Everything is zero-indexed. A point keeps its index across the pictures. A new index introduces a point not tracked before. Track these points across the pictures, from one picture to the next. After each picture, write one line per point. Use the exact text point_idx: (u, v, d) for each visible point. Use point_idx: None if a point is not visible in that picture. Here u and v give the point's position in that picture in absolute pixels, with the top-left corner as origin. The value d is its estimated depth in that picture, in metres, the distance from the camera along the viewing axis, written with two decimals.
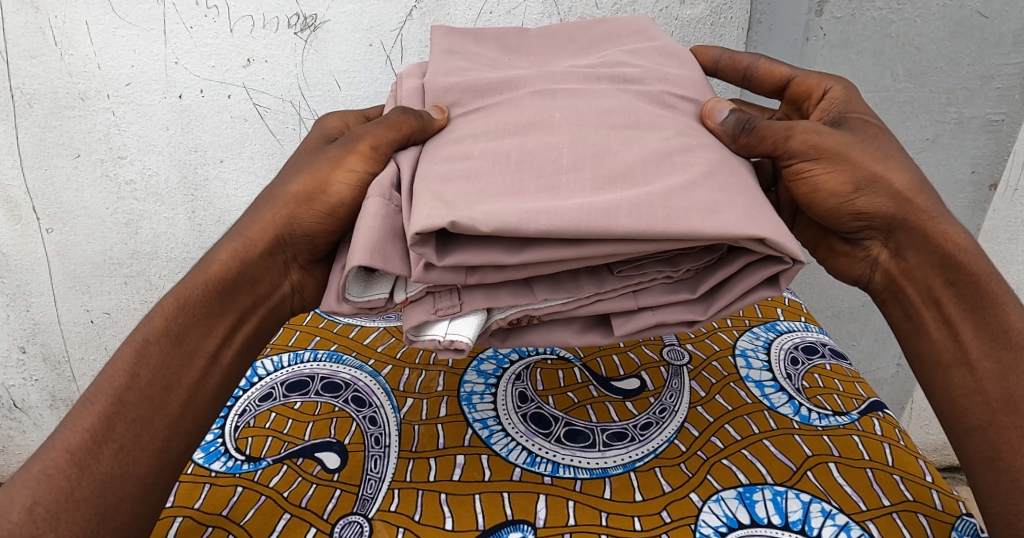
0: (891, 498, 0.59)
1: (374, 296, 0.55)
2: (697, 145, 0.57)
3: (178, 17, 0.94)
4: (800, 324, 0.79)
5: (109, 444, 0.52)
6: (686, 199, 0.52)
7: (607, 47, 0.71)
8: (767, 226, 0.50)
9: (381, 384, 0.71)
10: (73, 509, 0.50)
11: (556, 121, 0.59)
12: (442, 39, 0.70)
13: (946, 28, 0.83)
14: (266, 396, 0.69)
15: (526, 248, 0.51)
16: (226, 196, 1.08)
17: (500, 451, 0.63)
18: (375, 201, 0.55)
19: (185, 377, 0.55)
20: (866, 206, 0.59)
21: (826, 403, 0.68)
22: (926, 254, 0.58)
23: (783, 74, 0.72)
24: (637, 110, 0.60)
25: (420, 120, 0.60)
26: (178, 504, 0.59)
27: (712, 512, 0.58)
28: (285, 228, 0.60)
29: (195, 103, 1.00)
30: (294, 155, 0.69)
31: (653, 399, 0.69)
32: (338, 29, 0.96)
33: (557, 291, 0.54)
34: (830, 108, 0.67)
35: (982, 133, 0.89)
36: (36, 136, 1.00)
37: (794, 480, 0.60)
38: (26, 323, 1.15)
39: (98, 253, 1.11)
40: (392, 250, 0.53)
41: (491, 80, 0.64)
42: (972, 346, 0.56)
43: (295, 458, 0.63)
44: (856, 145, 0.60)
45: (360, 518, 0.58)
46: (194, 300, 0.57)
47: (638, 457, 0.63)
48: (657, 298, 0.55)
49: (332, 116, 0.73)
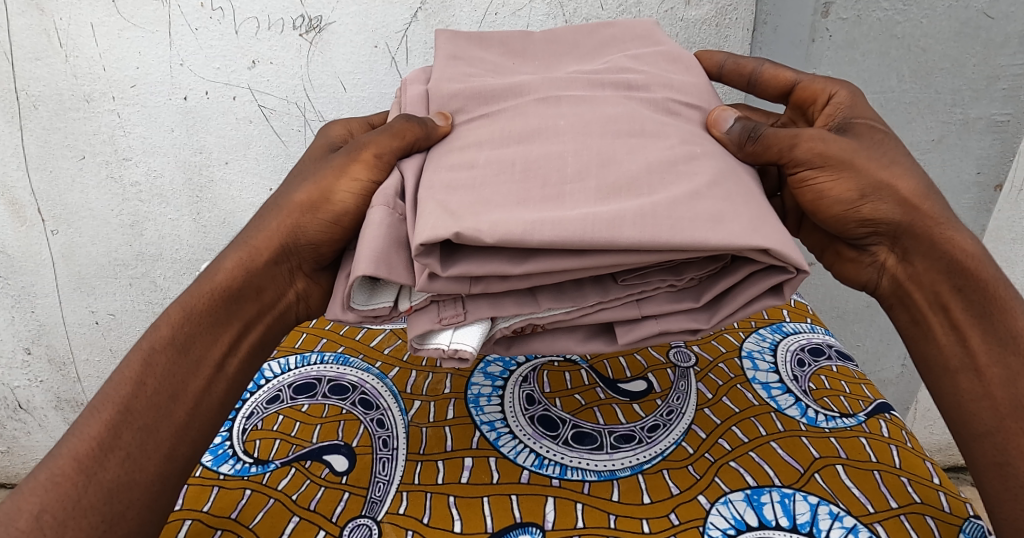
0: (898, 500, 0.59)
1: (378, 304, 0.55)
2: (702, 153, 0.58)
3: (182, 18, 0.94)
4: (806, 325, 0.79)
5: (116, 451, 0.52)
6: (691, 209, 0.52)
7: (612, 52, 0.71)
8: (771, 236, 0.51)
9: (387, 387, 0.71)
10: (80, 516, 0.50)
11: (561, 129, 0.59)
12: (446, 44, 0.70)
13: (952, 29, 0.83)
14: (273, 398, 0.69)
15: (530, 259, 0.51)
16: (230, 197, 1.08)
17: (508, 453, 0.63)
18: (379, 210, 0.54)
19: (191, 385, 0.55)
20: (871, 213, 0.59)
21: (833, 404, 0.68)
22: (933, 260, 0.58)
23: (788, 79, 0.72)
24: (642, 118, 0.60)
25: (424, 127, 0.60)
26: (186, 507, 0.59)
27: (719, 514, 0.58)
28: (290, 237, 0.60)
29: (200, 104, 1.00)
30: (299, 163, 0.68)
31: (660, 400, 0.69)
32: (343, 30, 0.96)
33: (562, 300, 0.54)
34: (835, 113, 0.67)
35: (988, 133, 0.88)
36: (41, 138, 1.00)
37: (802, 483, 0.60)
38: (31, 324, 1.15)
39: (102, 254, 1.11)
40: (397, 260, 0.53)
41: (496, 87, 0.64)
42: (980, 351, 0.57)
43: (303, 460, 0.63)
44: (861, 152, 0.60)
45: (368, 521, 0.58)
46: (201, 309, 0.57)
47: (645, 460, 0.63)
48: (661, 307, 0.55)
49: (337, 124, 0.73)
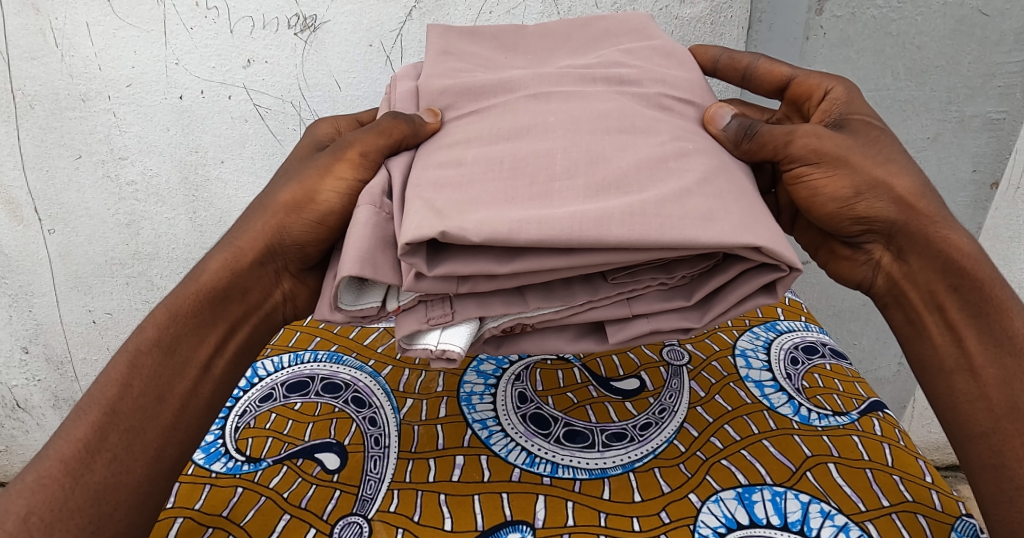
0: (890, 498, 0.59)
1: (366, 304, 0.55)
2: (693, 149, 0.57)
3: (178, 17, 0.94)
4: (801, 324, 0.79)
5: (102, 453, 0.52)
6: (680, 207, 0.51)
7: (605, 46, 0.71)
8: (763, 235, 0.51)
9: (380, 385, 0.71)
10: (67, 518, 0.50)
11: (551, 126, 0.59)
12: (437, 39, 0.70)
13: (947, 26, 0.83)
14: (266, 396, 0.69)
15: (517, 258, 0.51)
16: (226, 197, 1.08)
17: (500, 451, 0.64)
18: (365, 209, 0.54)
19: (177, 387, 0.55)
20: (867, 210, 0.59)
21: (826, 403, 0.68)
22: (929, 259, 0.58)
23: (784, 74, 0.72)
24: (633, 113, 0.60)
25: (411, 124, 0.61)
26: (178, 504, 0.59)
27: (710, 512, 0.58)
28: (275, 237, 0.60)
29: (196, 103, 1.00)
30: (284, 163, 0.68)
31: (653, 399, 0.69)
32: (338, 30, 0.96)
33: (550, 299, 0.54)
34: (831, 109, 0.67)
35: (983, 132, 0.88)
36: (37, 137, 1.00)
37: (793, 481, 0.60)
38: (28, 324, 1.16)
39: (99, 253, 1.11)
40: (383, 259, 0.53)
41: (485, 83, 0.64)
42: (976, 353, 0.56)
43: (295, 458, 0.63)
44: (857, 149, 0.59)
45: (360, 518, 0.58)
46: (185, 311, 0.57)
47: (637, 457, 0.63)
48: (651, 306, 0.55)
49: (324, 122, 0.73)
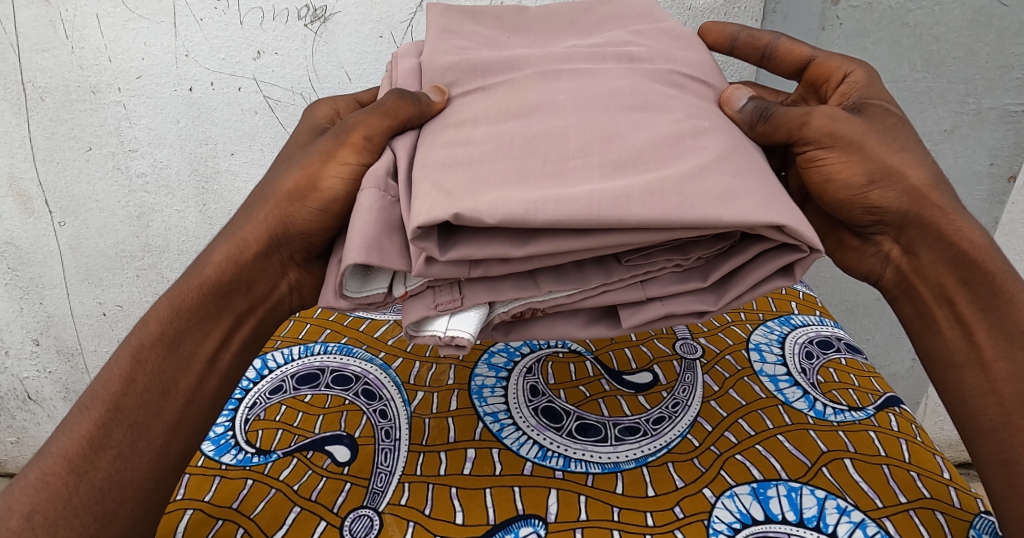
0: (908, 495, 0.58)
1: (372, 291, 0.55)
2: (709, 127, 0.56)
3: (187, 9, 0.93)
4: (815, 318, 0.78)
5: (106, 450, 0.52)
6: (699, 185, 0.51)
7: (611, 28, 0.70)
8: (784, 214, 0.49)
9: (391, 378, 0.70)
10: (72, 516, 0.50)
11: (561, 104, 0.58)
12: (438, 18, 0.69)
13: (966, 16, 0.81)
14: (276, 389, 0.69)
15: (533, 240, 0.50)
16: (236, 189, 1.08)
17: (511, 445, 0.63)
18: (371, 193, 0.54)
19: (181, 382, 0.55)
20: (879, 199, 0.57)
21: (842, 398, 0.67)
22: (939, 251, 0.57)
23: (804, 54, 0.70)
24: (646, 91, 0.59)
25: (418, 104, 0.60)
26: (188, 496, 0.59)
27: (724, 508, 0.57)
28: (280, 227, 0.59)
29: (206, 95, 1.00)
30: (284, 149, 0.68)
31: (665, 393, 0.68)
32: (349, 21, 0.95)
33: (562, 283, 0.54)
34: (850, 92, 0.65)
35: (1001, 125, 0.88)
36: (47, 130, 1.00)
37: (808, 476, 0.59)
38: (39, 315, 1.16)
39: (110, 245, 1.11)
40: (389, 245, 0.52)
41: (492, 60, 0.63)
42: (986, 346, 0.55)
43: (305, 451, 0.63)
44: (872, 135, 0.58)
45: (370, 512, 0.57)
46: (190, 304, 0.57)
47: (650, 452, 0.62)
48: (665, 288, 0.55)
49: (322, 105, 0.72)
